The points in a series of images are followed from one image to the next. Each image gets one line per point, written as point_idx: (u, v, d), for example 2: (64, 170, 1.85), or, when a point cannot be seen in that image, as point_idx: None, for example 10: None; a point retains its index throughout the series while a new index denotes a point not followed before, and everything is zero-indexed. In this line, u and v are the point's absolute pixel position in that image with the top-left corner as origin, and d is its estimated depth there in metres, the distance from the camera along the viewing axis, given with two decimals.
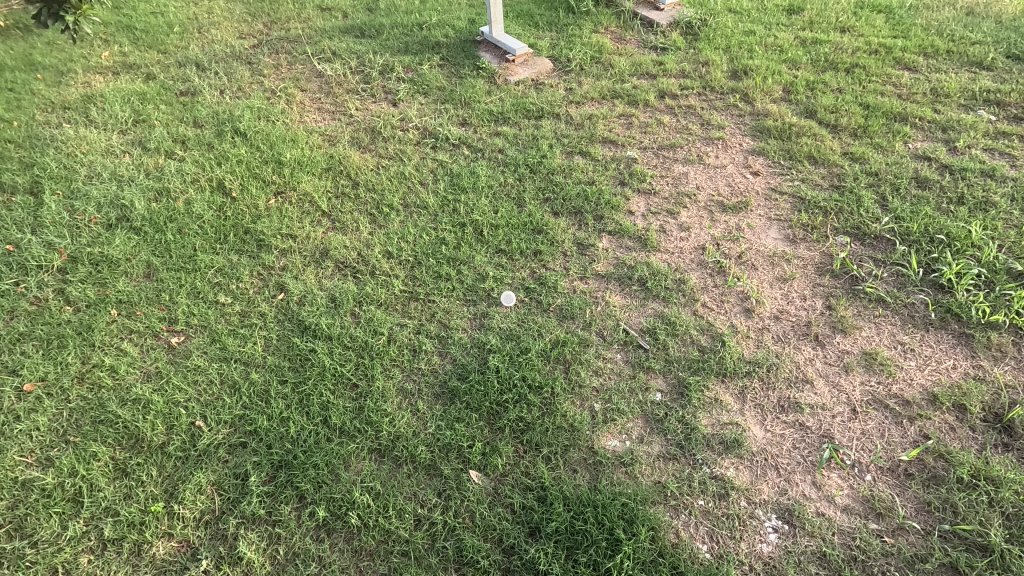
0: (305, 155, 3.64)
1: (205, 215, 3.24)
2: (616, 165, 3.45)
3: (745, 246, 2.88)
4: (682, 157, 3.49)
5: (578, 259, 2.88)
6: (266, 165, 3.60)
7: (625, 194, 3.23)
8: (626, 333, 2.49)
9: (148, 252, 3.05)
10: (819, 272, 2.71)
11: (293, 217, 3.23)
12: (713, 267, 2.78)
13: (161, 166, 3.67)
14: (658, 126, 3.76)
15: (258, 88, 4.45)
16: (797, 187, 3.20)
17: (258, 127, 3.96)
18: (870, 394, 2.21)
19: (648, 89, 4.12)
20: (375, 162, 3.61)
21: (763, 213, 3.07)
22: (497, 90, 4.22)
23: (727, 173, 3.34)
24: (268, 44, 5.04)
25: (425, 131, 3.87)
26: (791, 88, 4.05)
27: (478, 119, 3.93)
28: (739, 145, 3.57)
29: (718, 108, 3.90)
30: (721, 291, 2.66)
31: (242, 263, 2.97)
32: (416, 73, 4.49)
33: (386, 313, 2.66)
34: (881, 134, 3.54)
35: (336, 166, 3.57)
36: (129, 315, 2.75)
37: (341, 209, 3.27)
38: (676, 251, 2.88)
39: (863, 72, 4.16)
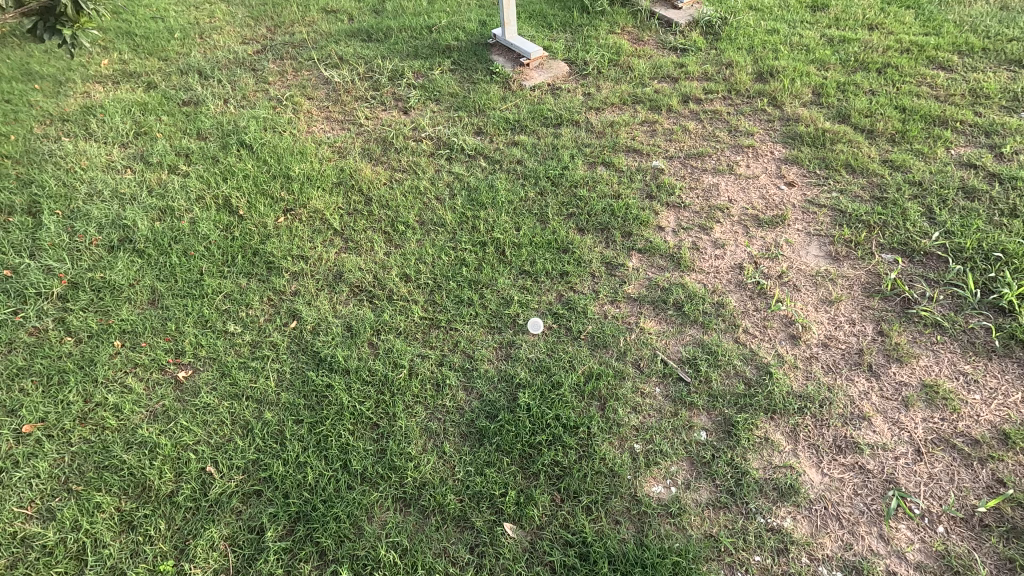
0: (315, 168, 3.48)
1: (212, 235, 3.08)
2: (642, 176, 3.28)
3: (785, 265, 2.71)
4: (711, 166, 3.31)
5: (608, 281, 2.71)
6: (273, 180, 3.43)
7: (654, 208, 3.06)
8: (664, 364, 2.33)
9: (152, 277, 2.89)
10: (868, 293, 2.54)
11: (304, 237, 3.08)
12: (753, 288, 2.61)
13: (164, 182, 3.51)
14: (684, 134, 3.58)
15: (263, 96, 4.29)
16: (836, 199, 3.02)
17: (264, 138, 3.79)
18: (935, 432, 2.04)
19: (670, 94, 3.94)
20: (387, 176, 3.44)
21: (802, 228, 2.90)
22: (512, 96, 4.05)
23: (760, 184, 3.16)
24: (272, 49, 4.87)
25: (439, 141, 3.70)
26: (822, 90, 3.85)
27: (493, 127, 3.75)
28: (771, 153, 3.38)
29: (745, 112, 3.72)
30: (764, 316, 2.49)
31: (251, 288, 2.81)
32: (427, 79, 4.31)
33: (406, 343, 2.50)
34: (921, 140, 3.35)
35: (346, 180, 3.41)
36: (133, 348, 2.59)
37: (354, 227, 3.11)
38: (712, 271, 2.71)
39: (896, 72, 3.96)
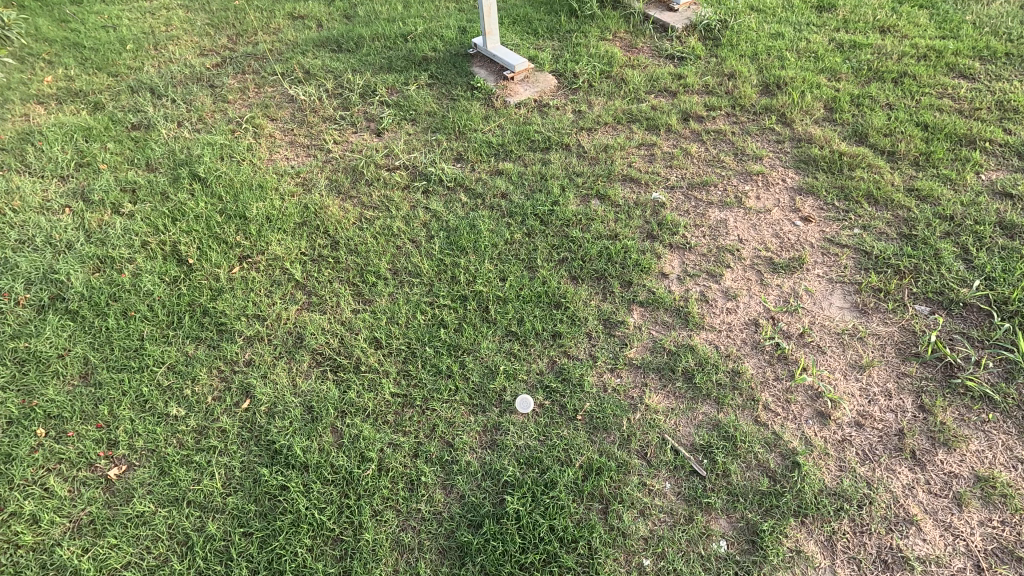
0: (275, 206, 3.11)
1: (156, 291, 2.72)
2: (641, 211, 2.93)
3: (806, 321, 2.39)
4: (718, 198, 2.97)
5: (607, 343, 2.38)
6: (228, 221, 3.06)
7: (656, 251, 2.72)
8: (675, 453, 2.01)
9: (85, 345, 2.52)
10: (903, 357, 2.23)
11: (262, 292, 2.72)
12: (772, 351, 2.29)
13: (106, 224, 3.12)
14: (685, 159, 3.24)
15: (221, 118, 3.89)
16: (858, 238, 2.70)
17: (220, 170, 3.40)
18: (995, 540, 1.75)
19: (669, 111, 3.59)
20: (357, 213, 3.08)
21: (822, 273, 2.58)
22: (495, 115, 3.68)
23: (773, 220, 2.83)
24: (233, 62, 4.45)
25: (415, 170, 3.33)
26: (834, 104, 3.51)
27: (475, 153, 3.39)
28: (783, 180, 3.05)
29: (752, 132, 3.38)
30: (786, 386, 2.18)
31: (199, 358, 2.45)
32: (402, 95, 3.93)
33: (376, 427, 2.16)
34: (948, 164, 3.03)
35: (311, 220, 3.04)
36: (59, 437, 2.23)
37: (318, 278, 2.76)
38: (724, 330, 2.39)
39: (913, 83, 3.62)
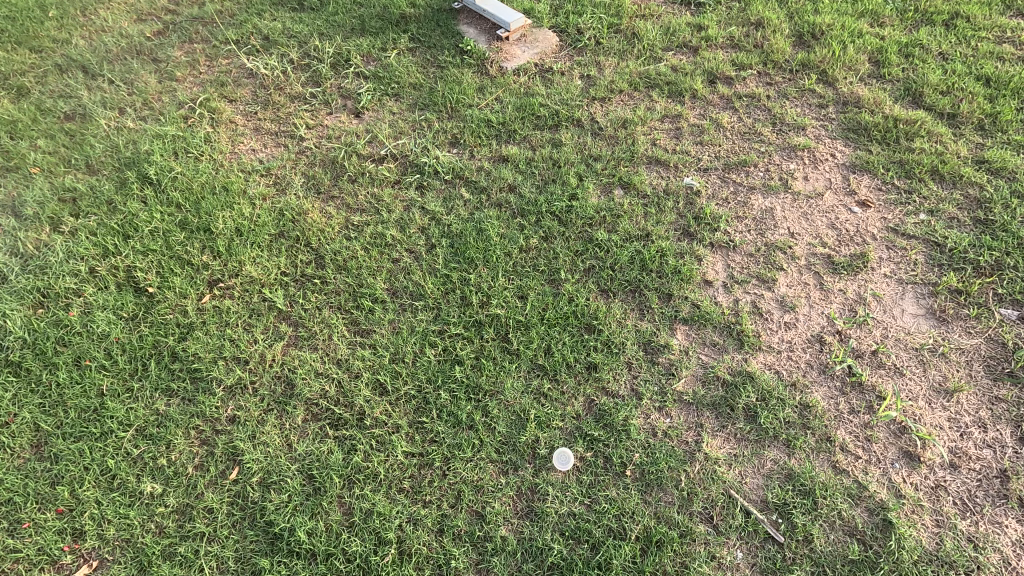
0: (246, 216, 2.66)
1: (113, 333, 2.30)
2: (673, 201, 2.53)
3: (878, 335, 2.07)
4: (760, 181, 2.58)
5: (651, 374, 2.05)
6: (191, 236, 2.60)
7: (696, 253, 2.35)
8: (747, 515, 1.73)
9: (33, 407, 2.12)
10: (995, 377, 1.94)
11: (240, 326, 2.32)
12: (843, 377, 1.98)
13: (43, 245, 2.63)
14: (717, 132, 2.80)
15: (170, 102, 3.32)
16: (927, 225, 2.34)
17: (175, 169, 2.90)
18: None
19: (692, 71, 3.11)
20: (343, 220, 2.64)
21: (889, 272, 2.24)
22: (491, 86, 3.17)
23: (826, 206, 2.46)
24: (177, 29, 3.81)
25: (405, 161, 2.86)
26: (881, 56, 3.06)
27: (473, 136, 2.92)
28: (832, 155, 2.65)
29: (790, 95, 2.93)
30: (864, 421, 1.88)
31: (173, 417, 2.08)
32: (381, 64, 3.38)
33: (391, 498, 1.85)
34: (1019, 127, 2.64)
35: (289, 232, 2.61)
36: (12, 529, 1.87)
37: (304, 306, 2.36)
38: (785, 351, 2.06)
39: (968, 26, 3.16)
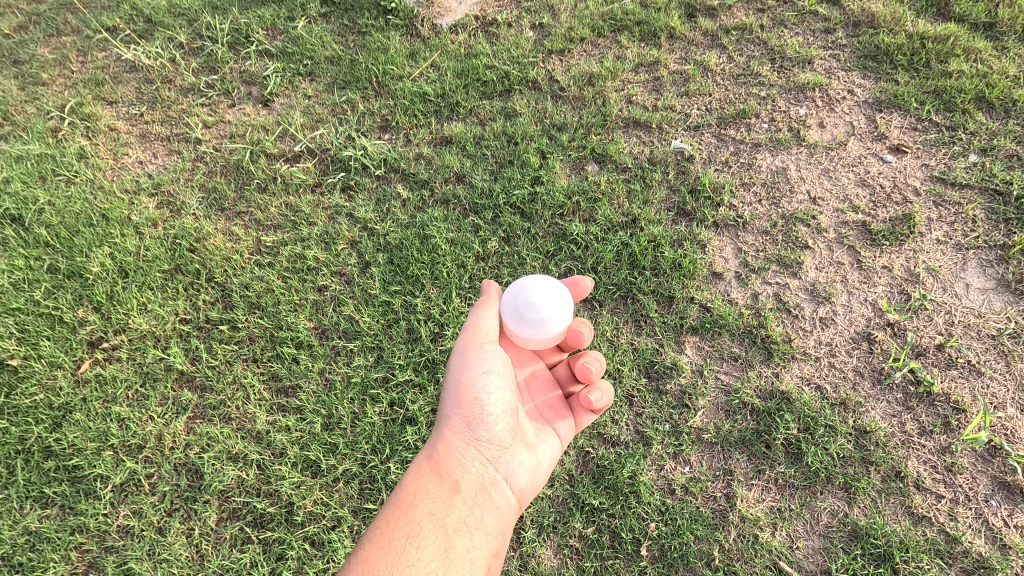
0: (134, 251, 2.13)
1: None
2: (663, 174, 2.01)
3: (943, 321, 1.61)
4: (766, 136, 2.06)
5: (659, 408, 1.58)
6: (64, 282, 2.07)
7: (696, 237, 1.85)
8: None
9: None
10: None
11: (127, 399, 1.82)
12: (907, 389, 1.53)
13: None
14: (705, 79, 2.27)
15: (41, 116, 2.69)
16: (980, 169, 1.86)
17: (42, 199, 2.32)
18: None
19: (665, 3, 2.54)
20: (254, 241, 2.10)
21: (942, 236, 1.76)
22: (424, 49, 2.59)
23: (851, 160, 1.96)
24: (40, 21, 3.15)
25: (326, 156, 2.31)
26: None
27: (408, 116, 2.36)
28: (849, 94, 2.13)
29: (788, 23, 2.39)
30: (944, 447, 1.44)
31: (47, 537, 1.60)
32: (288, 38, 2.78)
33: None
34: None
35: (187, 263, 2.08)
36: None
37: (210, 358, 1.86)
38: (826, 358, 1.60)
39: None
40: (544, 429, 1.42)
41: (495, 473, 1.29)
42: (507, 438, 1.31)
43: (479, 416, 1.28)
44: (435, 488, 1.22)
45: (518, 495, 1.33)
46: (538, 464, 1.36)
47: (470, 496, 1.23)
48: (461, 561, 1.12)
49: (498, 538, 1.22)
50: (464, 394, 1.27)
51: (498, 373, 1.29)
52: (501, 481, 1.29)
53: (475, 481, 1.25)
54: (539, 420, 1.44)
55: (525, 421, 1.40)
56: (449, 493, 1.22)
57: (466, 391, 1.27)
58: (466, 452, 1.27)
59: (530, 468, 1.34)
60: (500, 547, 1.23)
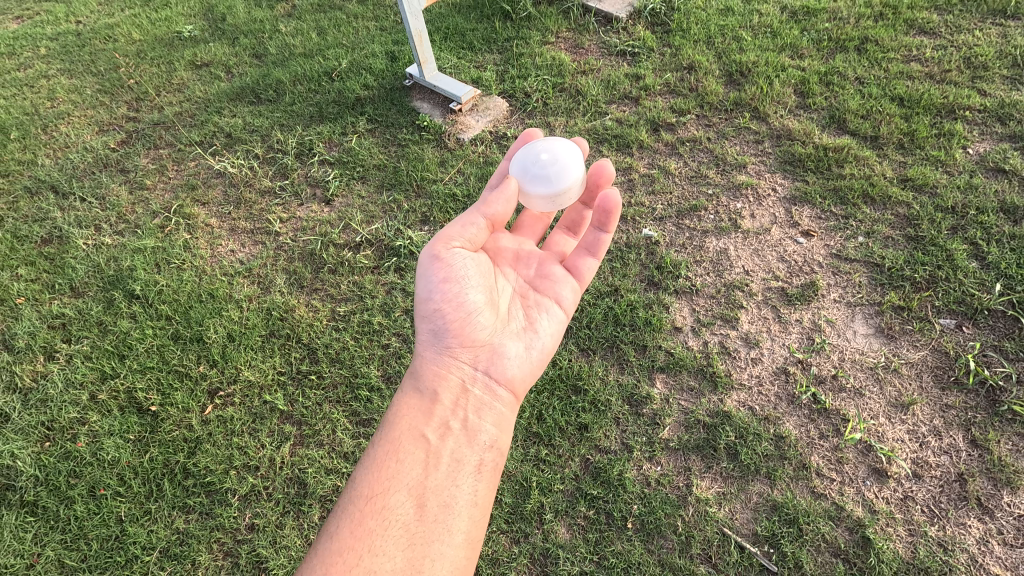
0: (237, 319, 2.79)
1: (124, 456, 2.40)
2: (637, 254, 2.71)
3: (837, 358, 2.27)
4: (712, 224, 2.78)
5: (638, 426, 2.20)
6: (187, 346, 2.72)
7: (661, 301, 2.52)
8: (741, 551, 1.90)
9: (56, 544, 2.22)
10: (940, 384, 2.15)
11: (242, 432, 2.43)
12: (811, 406, 2.16)
13: (42, 377, 2.72)
14: (667, 180, 3.00)
15: (149, 215, 3.41)
16: (865, 247, 2.57)
17: (160, 281, 3.00)
18: None
19: (636, 121, 3.32)
20: (329, 311, 2.77)
21: (838, 296, 2.44)
22: (451, 158, 3.35)
23: (773, 241, 2.66)
24: (140, 136, 3.94)
25: (380, 245, 3.02)
26: (804, 87, 3.30)
27: (442, 212, 3.09)
28: (772, 191, 2.87)
29: (728, 135, 3.16)
30: (835, 446, 2.06)
31: (194, 534, 2.19)
32: (343, 150, 3.53)
33: None
34: (933, 142, 2.89)
35: (279, 328, 2.73)
36: None
37: (304, 400, 2.49)
38: (755, 387, 2.24)
39: (878, 48, 3.42)
40: (525, 318, 1.80)
41: (473, 376, 1.66)
42: (482, 339, 1.68)
43: (450, 327, 1.65)
44: (416, 406, 1.58)
45: (504, 373, 1.69)
46: (518, 351, 1.72)
47: (449, 401, 1.60)
48: (443, 462, 1.49)
49: (478, 423, 1.59)
50: (438, 311, 1.65)
51: (465, 282, 1.67)
52: (481, 379, 1.66)
53: (453, 388, 1.62)
54: (516, 310, 1.80)
55: (502, 317, 1.76)
56: (428, 405, 1.58)
57: (436, 311, 1.65)
58: (443, 365, 1.64)
59: (510, 350, 1.71)
60: (489, 432, 1.60)
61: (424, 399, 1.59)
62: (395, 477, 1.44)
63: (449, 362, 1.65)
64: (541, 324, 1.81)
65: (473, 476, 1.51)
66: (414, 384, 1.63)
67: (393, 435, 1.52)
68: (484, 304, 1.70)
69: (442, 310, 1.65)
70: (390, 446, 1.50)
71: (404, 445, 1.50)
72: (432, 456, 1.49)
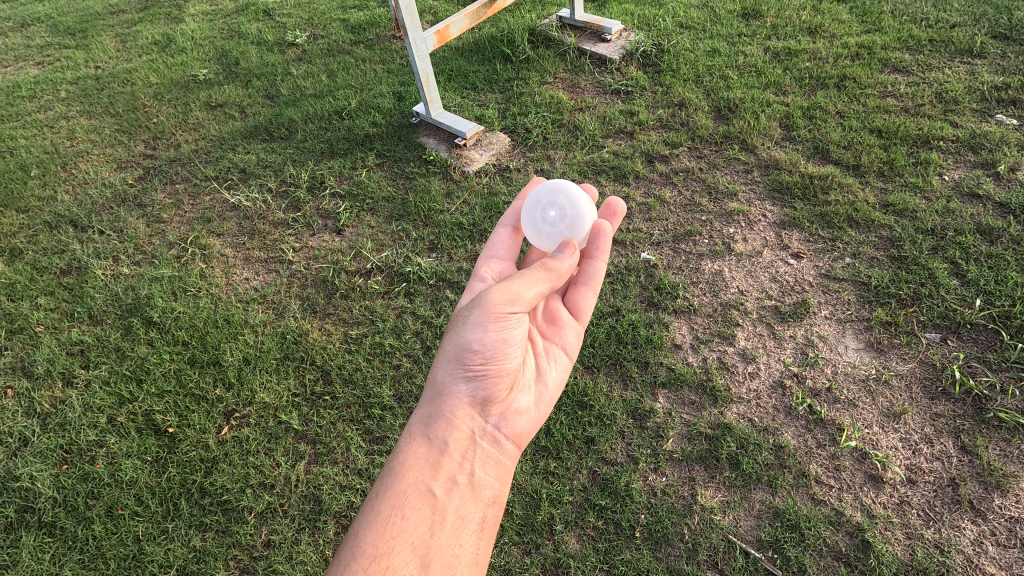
0: (252, 343, 2.88)
1: (141, 476, 2.46)
2: (636, 276, 2.85)
3: (830, 371, 2.38)
4: (707, 248, 2.93)
5: (643, 438, 2.29)
6: (203, 369, 2.81)
7: (661, 320, 2.65)
8: (746, 556, 1.97)
9: (74, 564, 2.25)
10: (929, 393, 2.26)
11: (258, 451, 2.50)
12: (807, 417, 2.26)
13: (60, 402, 2.79)
14: (663, 207, 3.17)
15: (166, 246, 3.54)
16: (852, 267, 2.71)
17: (177, 308, 3.11)
18: None
19: (631, 153, 3.52)
20: (341, 334, 2.87)
21: (828, 313, 2.57)
22: (457, 190, 3.52)
23: (766, 263, 2.81)
24: (157, 172, 4.11)
25: (390, 271, 3.14)
26: (788, 121, 3.52)
27: (449, 240, 3.23)
28: (763, 216, 3.03)
29: (719, 165, 3.34)
30: (832, 454, 2.15)
31: (211, 552, 2.24)
32: (353, 183, 3.70)
33: None
34: (911, 169, 3.08)
35: (293, 351, 2.83)
36: None
37: (318, 419, 2.57)
38: (754, 399, 2.34)
39: (856, 85, 3.66)
40: (536, 369, 1.94)
41: (480, 429, 1.71)
42: (501, 394, 1.76)
43: (475, 374, 1.71)
44: (424, 458, 1.59)
45: (514, 433, 1.78)
46: (525, 406, 1.83)
47: (461, 453, 1.63)
48: (449, 519, 1.52)
49: (485, 481, 1.64)
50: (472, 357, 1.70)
51: (502, 336, 1.73)
52: (490, 434, 1.72)
53: (462, 440, 1.66)
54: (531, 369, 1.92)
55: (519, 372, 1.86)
56: (437, 458, 1.60)
57: (468, 355, 1.70)
58: (457, 416, 1.68)
59: (523, 412, 1.81)
60: (492, 488, 1.65)
61: (432, 450, 1.61)
62: (402, 531, 1.44)
63: (461, 413, 1.69)
64: (544, 377, 1.95)
65: (476, 535, 1.55)
66: (421, 433, 1.64)
67: (401, 489, 1.52)
68: (507, 357, 1.77)
69: (473, 358, 1.70)
70: (397, 499, 1.50)
71: (412, 500, 1.51)
72: (439, 512, 1.51)
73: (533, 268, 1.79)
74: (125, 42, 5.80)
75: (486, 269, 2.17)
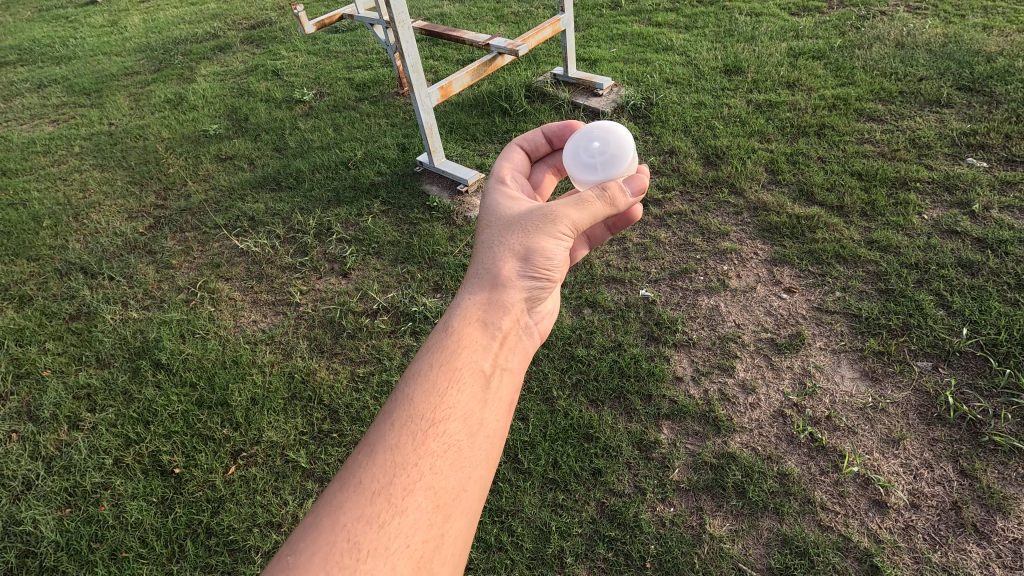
0: (260, 384, 2.92)
1: (147, 518, 2.44)
2: (636, 312, 2.94)
3: (828, 400, 2.44)
4: (703, 284, 3.04)
5: (649, 469, 2.32)
6: (210, 410, 2.83)
7: (662, 353, 2.72)
8: None
9: None
10: (925, 419, 2.33)
11: (265, 490, 2.50)
12: (809, 445, 2.31)
13: (66, 445, 2.79)
14: (658, 247, 3.30)
15: (175, 291, 3.61)
16: (842, 300, 2.82)
17: (185, 350, 3.16)
18: None
19: None
20: (349, 373, 2.92)
21: (823, 345, 2.66)
22: (460, 234, 3.66)
23: (759, 298, 2.92)
24: (167, 221, 4.24)
25: (396, 311, 3.23)
26: (773, 166, 3.72)
27: (453, 281, 3.34)
28: (754, 254, 3.17)
29: (710, 208, 3.51)
30: (836, 481, 2.19)
31: None
32: (359, 228, 3.83)
33: None
34: (891, 209, 3.25)
35: (301, 390, 2.86)
36: None
37: (326, 458, 2.59)
38: (756, 429, 2.39)
39: (834, 133, 3.89)
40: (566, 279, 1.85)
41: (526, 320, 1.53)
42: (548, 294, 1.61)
43: (536, 267, 1.52)
44: (479, 338, 1.38)
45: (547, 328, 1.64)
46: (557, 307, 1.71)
47: (513, 340, 1.44)
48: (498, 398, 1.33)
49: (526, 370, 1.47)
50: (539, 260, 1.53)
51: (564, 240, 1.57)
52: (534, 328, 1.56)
53: (512, 327, 1.46)
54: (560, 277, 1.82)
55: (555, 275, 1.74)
56: (490, 341, 1.39)
57: (533, 252, 1.52)
58: (513, 304, 1.48)
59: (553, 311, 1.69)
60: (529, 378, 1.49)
61: (486, 328, 1.41)
62: (455, 404, 1.24)
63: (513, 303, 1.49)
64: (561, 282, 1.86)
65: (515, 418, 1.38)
66: (475, 311, 1.44)
67: (456, 362, 1.31)
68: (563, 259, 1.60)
69: (539, 252, 1.52)
70: (450, 365, 1.30)
71: (465, 375, 1.30)
72: (492, 391, 1.32)
73: (599, 198, 1.64)
74: (138, 101, 6.07)
75: (510, 177, 1.87)
